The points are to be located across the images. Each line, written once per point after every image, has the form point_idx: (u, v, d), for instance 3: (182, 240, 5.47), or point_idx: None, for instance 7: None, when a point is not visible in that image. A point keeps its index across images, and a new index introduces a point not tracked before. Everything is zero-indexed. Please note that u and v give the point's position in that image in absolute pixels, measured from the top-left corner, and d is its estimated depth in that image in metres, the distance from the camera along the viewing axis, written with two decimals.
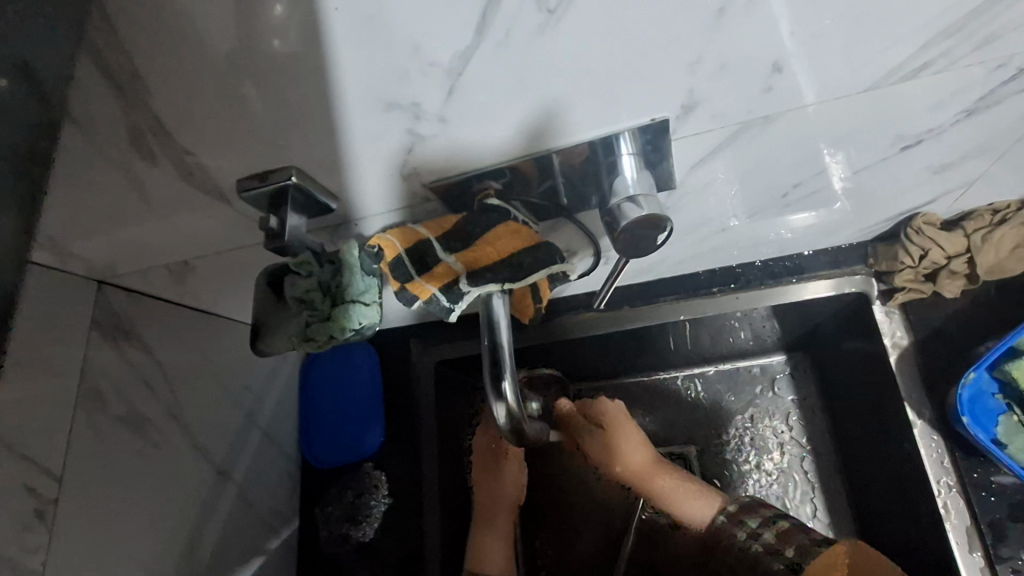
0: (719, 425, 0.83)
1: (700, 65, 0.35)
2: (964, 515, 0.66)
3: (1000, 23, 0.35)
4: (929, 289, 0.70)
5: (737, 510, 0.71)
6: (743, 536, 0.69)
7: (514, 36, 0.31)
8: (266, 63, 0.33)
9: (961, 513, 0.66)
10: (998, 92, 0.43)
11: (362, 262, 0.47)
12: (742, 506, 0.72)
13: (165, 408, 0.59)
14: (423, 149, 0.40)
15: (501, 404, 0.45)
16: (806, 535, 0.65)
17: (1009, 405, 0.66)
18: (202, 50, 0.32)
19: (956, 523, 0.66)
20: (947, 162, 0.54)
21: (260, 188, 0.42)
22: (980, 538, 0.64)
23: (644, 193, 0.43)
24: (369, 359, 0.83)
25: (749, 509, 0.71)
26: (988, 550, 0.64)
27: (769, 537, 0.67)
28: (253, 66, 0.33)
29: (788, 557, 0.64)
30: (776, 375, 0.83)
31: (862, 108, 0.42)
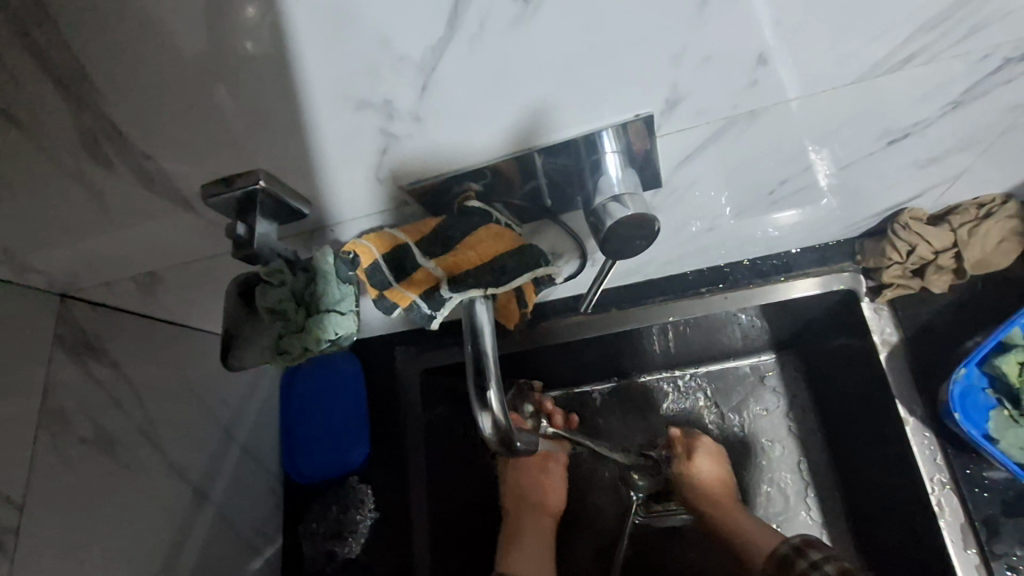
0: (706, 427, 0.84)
1: (683, 60, 0.34)
2: (958, 512, 0.65)
3: (987, 13, 0.34)
4: (916, 284, 0.69)
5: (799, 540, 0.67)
6: (804, 565, 0.63)
7: (488, 30, 0.29)
8: (235, 67, 0.31)
9: (956, 509, 0.65)
10: (983, 85, 0.42)
11: (338, 270, 0.44)
12: (809, 540, 0.66)
13: (136, 427, 0.56)
14: (398, 151, 0.38)
15: (489, 416, 0.43)
16: None
17: (999, 400, 0.64)
18: (165, 52, 0.30)
19: (951, 521, 0.65)
20: (933, 157, 0.53)
21: (225, 194, 0.39)
22: (975, 534, 0.64)
23: (630, 192, 0.42)
24: (352, 370, 0.80)
25: (813, 543, 0.66)
26: (983, 548, 0.64)
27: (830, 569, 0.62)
28: (221, 71, 0.31)
29: None
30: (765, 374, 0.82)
31: (851, 101, 0.41)
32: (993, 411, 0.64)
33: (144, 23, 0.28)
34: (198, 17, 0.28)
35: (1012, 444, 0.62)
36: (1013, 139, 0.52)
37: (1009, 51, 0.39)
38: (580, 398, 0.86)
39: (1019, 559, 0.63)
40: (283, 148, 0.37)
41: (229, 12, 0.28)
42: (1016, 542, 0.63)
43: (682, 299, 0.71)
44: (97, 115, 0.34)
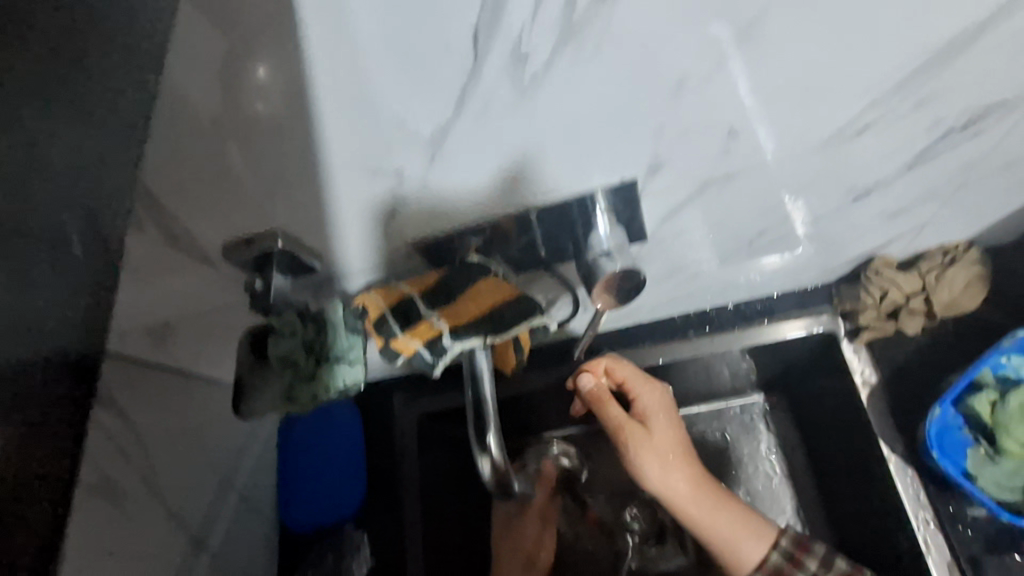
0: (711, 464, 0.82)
1: (662, 130, 0.37)
2: (943, 549, 0.65)
3: (933, 86, 0.38)
4: (891, 327, 0.71)
5: (790, 546, 0.66)
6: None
7: (492, 108, 0.33)
8: (250, 123, 0.33)
9: (941, 546, 0.65)
10: (936, 147, 0.45)
11: (346, 319, 0.48)
12: (796, 540, 0.66)
13: (139, 475, 0.57)
14: (404, 209, 0.42)
15: (488, 459, 0.46)
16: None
17: (976, 437, 0.64)
18: (182, 109, 0.32)
19: (937, 559, 0.65)
20: (899, 210, 0.57)
21: (246, 253, 0.43)
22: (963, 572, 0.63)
23: (616, 251, 0.45)
24: (351, 419, 0.82)
25: (805, 546, 0.66)
26: None
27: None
28: (236, 126, 0.33)
29: None
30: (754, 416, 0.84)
31: (818, 166, 0.45)
32: (970, 447, 0.64)
33: (162, 88, 0.30)
34: (212, 76, 0.30)
35: (989, 480, 0.62)
36: (969, 195, 0.56)
37: (956, 120, 0.42)
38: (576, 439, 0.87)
39: None
40: (295, 202, 0.40)
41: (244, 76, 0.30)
42: None
43: (671, 342, 0.75)
44: (119, 171, 0.32)
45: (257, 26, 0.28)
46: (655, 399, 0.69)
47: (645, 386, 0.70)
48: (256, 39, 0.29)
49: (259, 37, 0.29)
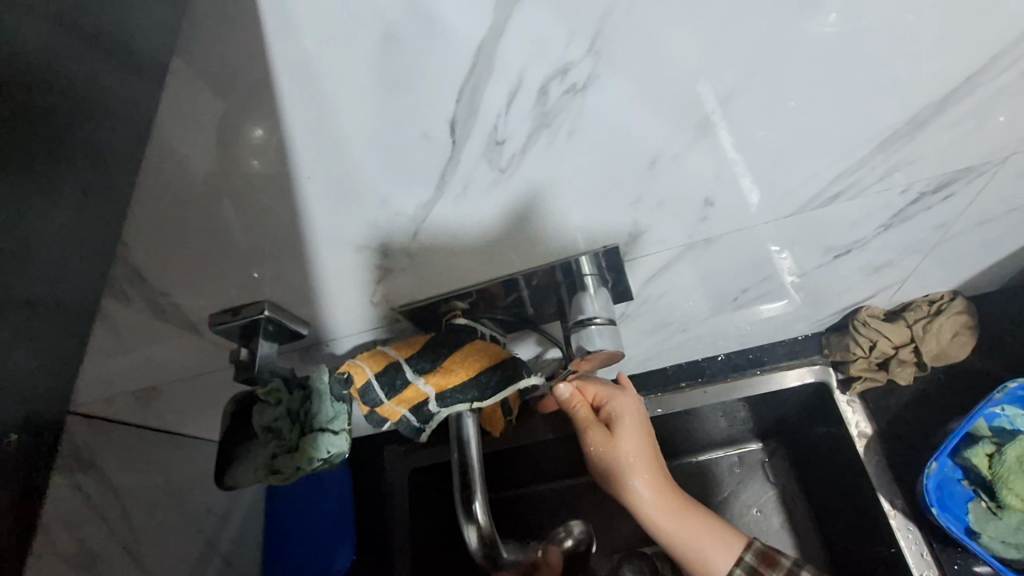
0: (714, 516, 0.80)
1: (640, 203, 0.38)
2: None
3: (900, 157, 0.39)
4: (883, 377, 0.70)
5: (755, 561, 0.61)
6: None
7: (472, 188, 0.34)
8: (242, 181, 0.33)
9: None
10: (908, 210, 0.47)
11: (332, 389, 0.46)
12: (762, 554, 0.61)
13: (120, 543, 0.55)
14: (390, 278, 0.42)
15: (474, 526, 0.45)
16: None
17: (976, 491, 0.62)
18: (176, 168, 0.32)
19: None
20: (879, 264, 0.57)
21: (233, 322, 0.43)
22: None
23: (603, 317, 0.46)
24: (341, 475, 0.80)
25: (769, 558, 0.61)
26: None
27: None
28: (229, 186, 0.33)
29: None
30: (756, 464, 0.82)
31: (791, 229, 0.46)
32: (971, 502, 0.61)
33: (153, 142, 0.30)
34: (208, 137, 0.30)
35: (994, 537, 0.59)
36: (947, 250, 0.57)
37: (925, 186, 0.43)
38: (570, 493, 0.86)
39: None
40: (284, 268, 0.41)
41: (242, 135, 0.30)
42: None
43: (663, 394, 0.75)
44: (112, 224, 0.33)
45: (256, 93, 0.28)
46: (628, 407, 0.64)
47: (617, 393, 0.65)
48: (255, 103, 0.29)
49: (258, 101, 0.29)
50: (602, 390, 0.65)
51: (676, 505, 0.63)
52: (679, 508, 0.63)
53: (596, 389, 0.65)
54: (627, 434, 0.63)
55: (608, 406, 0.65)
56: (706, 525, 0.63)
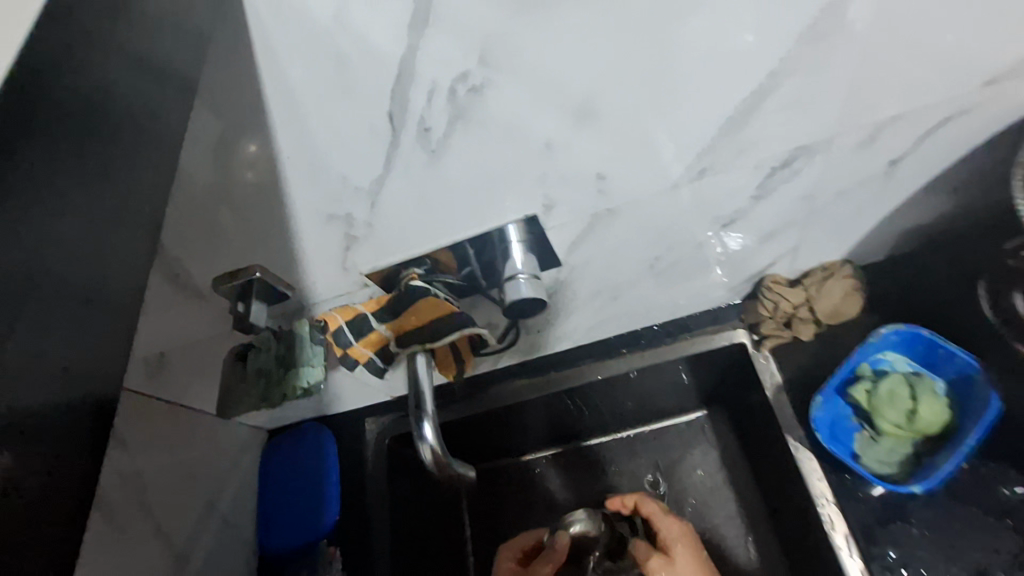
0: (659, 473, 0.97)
1: (546, 179, 0.50)
2: (840, 525, 0.69)
3: (743, 139, 0.50)
4: (788, 335, 0.80)
5: None
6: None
7: (411, 166, 0.45)
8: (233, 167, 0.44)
9: (840, 522, 0.69)
10: (770, 182, 0.58)
11: (310, 334, 0.57)
12: None
13: (131, 494, 0.65)
14: (358, 246, 0.53)
15: (427, 445, 0.57)
16: None
17: (860, 423, 0.73)
18: None
19: (840, 532, 0.69)
20: (767, 233, 0.68)
21: (231, 284, 0.53)
22: (855, 540, 0.68)
23: (528, 273, 0.57)
24: (325, 441, 0.92)
25: None
26: (862, 550, 0.67)
27: None
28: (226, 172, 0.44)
29: None
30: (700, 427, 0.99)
31: (677, 201, 0.57)
32: (856, 433, 0.72)
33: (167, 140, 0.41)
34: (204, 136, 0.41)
35: (873, 459, 0.71)
36: (822, 220, 0.68)
37: (775, 161, 0.55)
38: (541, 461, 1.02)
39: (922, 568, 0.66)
40: (270, 241, 0.51)
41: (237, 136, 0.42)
42: (907, 543, 0.67)
43: (608, 360, 0.87)
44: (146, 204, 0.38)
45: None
46: (673, 526, 0.84)
47: (664, 514, 0.85)
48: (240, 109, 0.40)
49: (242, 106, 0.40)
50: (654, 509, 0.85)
51: None
52: None
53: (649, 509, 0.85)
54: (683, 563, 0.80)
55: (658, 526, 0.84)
56: None
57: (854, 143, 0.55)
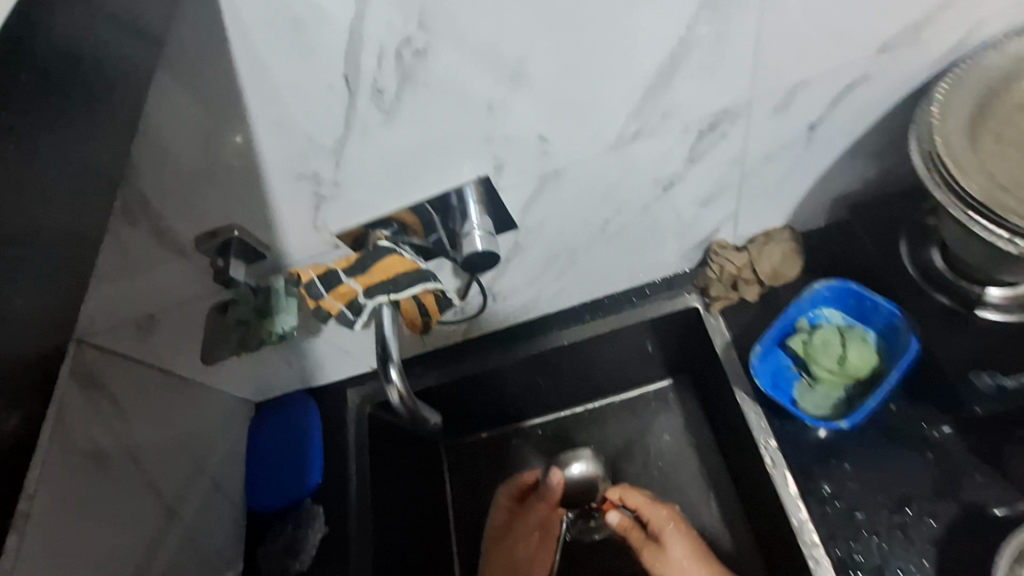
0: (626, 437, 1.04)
1: (492, 139, 0.56)
2: (779, 462, 0.76)
3: (666, 103, 0.57)
4: (735, 296, 0.86)
5: None
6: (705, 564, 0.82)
7: (369, 126, 0.51)
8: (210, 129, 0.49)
9: (778, 459, 0.76)
10: (699, 146, 0.65)
11: (285, 288, 0.63)
12: None
13: (123, 448, 0.70)
14: (327, 206, 0.59)
15: (393, 387, 0.63)
16: None
17: (800, 372, 0.78)
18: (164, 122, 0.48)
19: (778, 469, 0.75)
20: (706, 197, 0.75)
21: (212, 242, 0.59)
22: (793, 477, 0.74)
23: (483, 229, 0.62)
24: (308, 410, 0.96)
25: None
26: (800, 486, 0.74)
27: None
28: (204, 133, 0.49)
29: None
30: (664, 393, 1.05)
31: (617, 164, 0.64)
32: (796, 381, 0.79)
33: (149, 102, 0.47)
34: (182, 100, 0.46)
35: (809, 403, 0.77)
36: (756, 185, 0.75)
37: (700, 125, 0.61)
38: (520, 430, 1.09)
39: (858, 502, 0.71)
40: (246, 205, 0.57)
41: (216, 108, 0.48)
42: (840, 478, 0.73)
43: (572, 326, 0.93)
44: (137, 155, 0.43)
45: (220, 76, 0.46)
46: (662, 515, 0.88)
47: (651, 505, 0.89)
48: (215, 74, 0.46)
49: (216, 71, 0.46)
50: (640, 501, 0.89)
51: None
52: None
53: (637, 500, 0.90)
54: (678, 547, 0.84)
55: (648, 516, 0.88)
56: None
57: (770, 108, 0.61)
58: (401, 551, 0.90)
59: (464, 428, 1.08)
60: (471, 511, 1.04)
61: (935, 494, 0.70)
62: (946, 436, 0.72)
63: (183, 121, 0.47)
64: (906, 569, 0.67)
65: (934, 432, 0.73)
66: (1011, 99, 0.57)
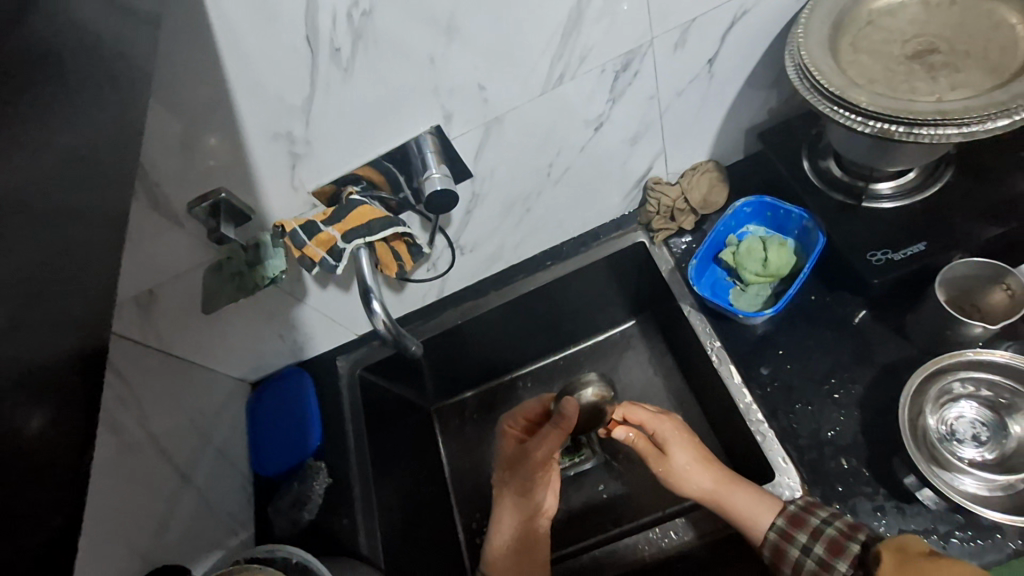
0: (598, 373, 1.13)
1: (438, 90, 0.66)
2: (725, 359, 0.87)
3: (580, 47, 0.68)
4: (675, 227, 0.97)
5: (786, 523, 0.72)
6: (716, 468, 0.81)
7: (331, 84, 0.61)
8: (195, 98, 0.58)
9: (725, 357, 0.86)
10: (617, 86, 0.76)
11: (273, 240, 0.75)
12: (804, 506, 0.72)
13: (136, 413, 0.76)
14: (301, 165, 0.68)
15: (377, 317, 0.72)
16: (813, 515, 0.71)
17: (734, 281, 0.92)
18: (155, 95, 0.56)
19: (724, 365, 0.86)
20: (635, 135, 0.86)
21: (202, 206, 0.67)
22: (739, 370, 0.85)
23: (441, 172, 0.71)
24: (304, 380, 1.02)
25: (798, 521, 0.71)
26: (745, 376, 0.84)
27: (782, 524, 0.72)
28: (190, 102, 0.58)
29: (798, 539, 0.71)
30: (629, 331, 1.15)
31: (549, 107, 0.74)
32: (731, 288, 0.92)
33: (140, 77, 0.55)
34: (170, 72, 0.55)
35: (743, 304, 0.90)
36: (675, 121, 0.86)
37: (614, 65, 0.72)
38: (505, 383, 1.18)
39: (795, 381, 0.82)
40: (232, 167, 0.66)
41: (199, 78, 0.57)
42: (777, 365, 0.84)
43: (536, 273, 1.02)
44: None
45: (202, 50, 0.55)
46: (669, 428, 0.87)
47: (659, 419, 0.88)
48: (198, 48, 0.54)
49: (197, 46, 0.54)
50: (645, 417, 0.88)
51: (731, 481, 0.78)
52: (734, 490, 0.77)
53: (641, 417, 0.89)
54: (681, 454, 0.84)
55: (655, 429, 0.88)
56: (758, 495, 0.76)
57: (669, 45, 0.73)
58: (400, 495, 0.97)
59: (451, 387, 1.16)
60: (465, 464, 1.13)
61: (854, 365, 0.81)
62: (865, 319, 0.84)
63: (171, 89, 0.56)
64: (835, 429, 0.78)
65: (857, 316, 0.84)
66: (860, 17, 0.69)
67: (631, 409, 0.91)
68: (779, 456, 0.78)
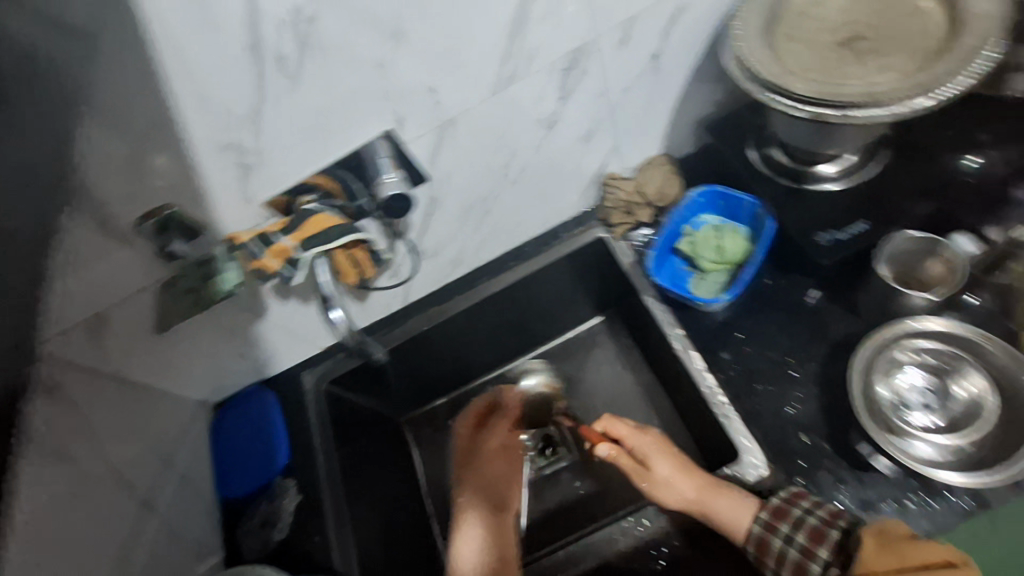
0: (567, 371, 1.14)
1: (389, 94, 0.66)
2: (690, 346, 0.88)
3: (528, 46, 0.69)
4: (634, 221, 0.98)
5: (769, 517, 0.70)
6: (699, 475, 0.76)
7: (279, 91, 0.60)
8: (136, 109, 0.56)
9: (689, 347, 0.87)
10: (567, 84, 0.77)
11: (225, 256, 0.70)
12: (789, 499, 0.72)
13: (93, 441, 0.72)
14: (252, 175, 0.67)
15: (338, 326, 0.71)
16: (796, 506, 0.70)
17: (693, 270, 0.95)
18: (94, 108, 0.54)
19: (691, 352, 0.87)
20: (588, 131, 0.87)
21: (151, 222, 0.64)
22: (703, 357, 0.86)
23: (396, 174, 0.71)
24: (267, 397, 0.99)
25: (781, 512, 0.70)
26: (709, 362, 0.86)
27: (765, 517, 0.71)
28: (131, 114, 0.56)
29: (781, 530, 0.69)
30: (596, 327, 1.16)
31: (501, 107, 0.75)
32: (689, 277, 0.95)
33: None
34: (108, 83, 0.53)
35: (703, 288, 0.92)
36: (625, 117, 0.88)
37: (563, 63, 0.73)
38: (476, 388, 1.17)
39: (755, 363, 0.85)
40: (179, 181, 0.64)
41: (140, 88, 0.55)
42: (738, 349, 0.86)
43: (499, 274, 1.02)
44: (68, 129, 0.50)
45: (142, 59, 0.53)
46: (648, 441, 0.81)
47: (637, 432, 0.82)
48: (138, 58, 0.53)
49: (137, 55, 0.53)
50: (625, 430, 0.82)
51: (715, 488, 0.74)
52: (718, 495, 0.73)
53: (620, 430, 0.83)
54: (663, 466, 0.79)
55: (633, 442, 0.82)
56: (740, 497, 0.74)
57: (615, 42, 0.75)
58: (374, 507, 0.95)
59: (421, 395, 1.15)
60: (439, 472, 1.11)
61: (809, 344, 0.84)
62: (818, 299, 0.87)
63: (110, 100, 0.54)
64: (796, 407, 0.80)
65: (810, 298, 0.87)
66: (793, 8, 0.72)
67: (610, 423, 0.84)
68: (742, 436, 0.79)
